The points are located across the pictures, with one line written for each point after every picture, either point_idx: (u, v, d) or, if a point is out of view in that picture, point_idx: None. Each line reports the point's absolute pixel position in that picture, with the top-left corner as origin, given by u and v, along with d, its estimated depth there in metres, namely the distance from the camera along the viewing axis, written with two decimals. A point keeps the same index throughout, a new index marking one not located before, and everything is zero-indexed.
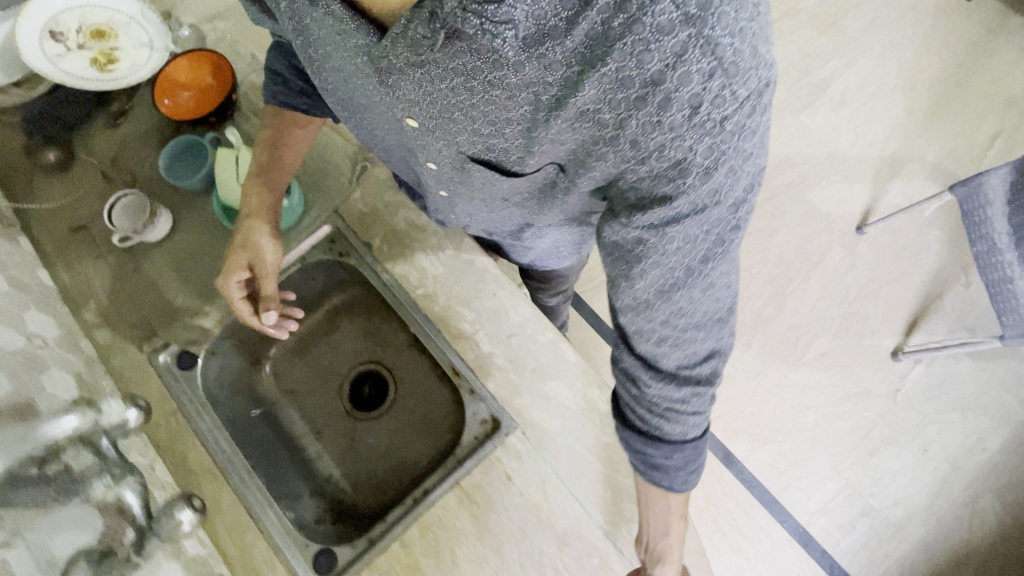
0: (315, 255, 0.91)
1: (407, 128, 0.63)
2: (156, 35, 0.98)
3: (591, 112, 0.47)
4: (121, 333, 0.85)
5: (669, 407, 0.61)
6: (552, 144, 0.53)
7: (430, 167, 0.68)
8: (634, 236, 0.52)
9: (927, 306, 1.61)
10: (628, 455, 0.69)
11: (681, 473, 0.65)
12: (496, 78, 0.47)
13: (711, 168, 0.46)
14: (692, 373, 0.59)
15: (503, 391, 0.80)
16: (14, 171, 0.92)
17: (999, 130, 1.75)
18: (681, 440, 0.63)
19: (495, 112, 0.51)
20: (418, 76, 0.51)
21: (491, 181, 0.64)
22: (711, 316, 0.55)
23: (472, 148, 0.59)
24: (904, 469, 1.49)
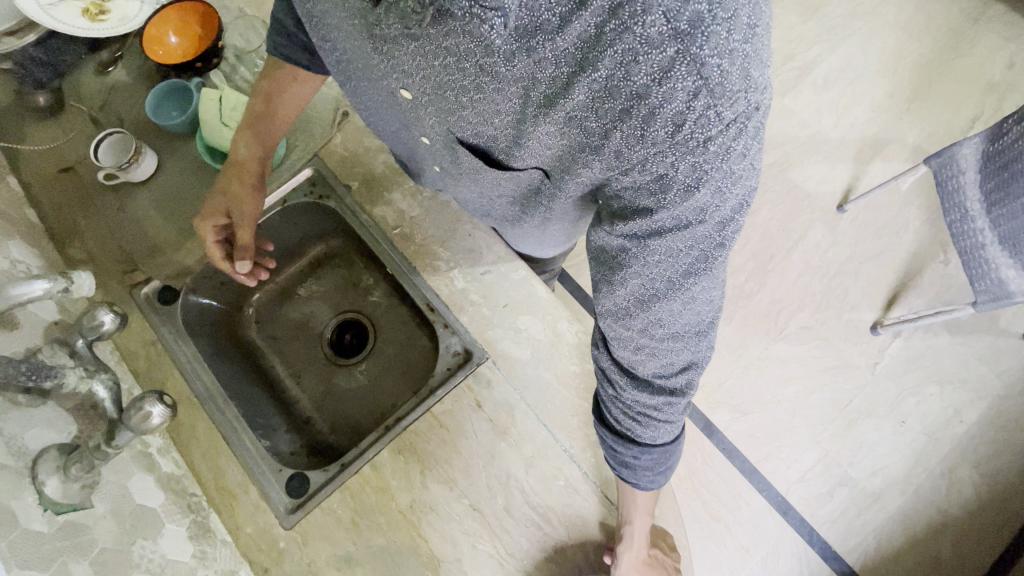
0: (295, 198, 0.93)
1: (406, 107, 0.67)
2: None
3: (577, 111, 0.49)
4: (103, 268, 0.87)
5: (644, 410, 0.63)
6: (541, 140, 0.56)
7: (423, 142, 0.72)
8: (617, 243, 0.54)
9: (906, 282, 1.63)
10: (603, 449, 0.70)
11: (648, 472, 0.66)
12: (488, 63, 0.50)
13: (693, 189, 0.47)
14: (667, 383, 0.60)
15: (476, 324, 0.82)
16: (4, 115, 0.94)
17: (978, 113, 1.79)
18: (648, 444, 0.65)
19: (489, 98, 0.55)
20: (417, 51, 0.55)
21: (484, 169, 0.67)
22: (693, 328, 0.56)
23: (464, 131, 0.63)
24: (881, 440, 1.52)
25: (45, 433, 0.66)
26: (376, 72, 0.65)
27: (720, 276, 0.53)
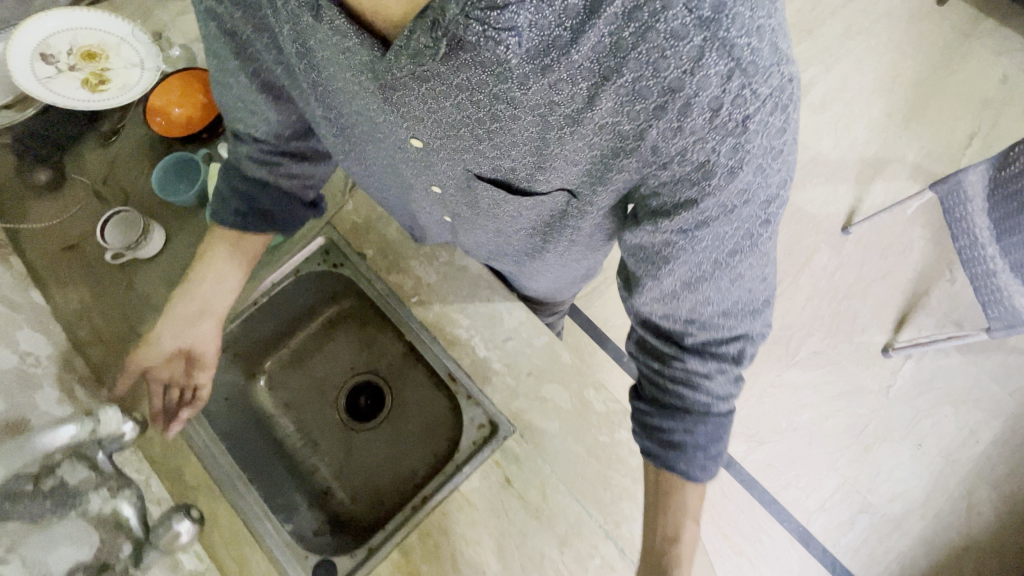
0: (308, 268, 0.92)
1: (412, 155, 0.63)
2: (147, 56, 0.99)
3: (604, 123, 0.46)
4: (114, 351, 0.86)
5: (693, 379, 0.59)
6: (564, 161, 0.53)
7: (433, 191, 0.68)
8: (660, 240, 0.52)
9: (915, 302, 1.63)
10: (639, 439, 0.65)
11: (699, 454, 0.60)
12: (501, 92, 0.46)
13: (738, 169, 0.45)
14: (719, 349, 0.57)
15: (500, 395, 0.80)
16: (3, 191, 0.92)
17: (975, 129, 1.81)
18: (708, 411, 0.59)
19: (506, 129, 0.51)
20: (421, 94, 0.50)
21: (503, 202, 0.63)
22: (745, 306, 0.54)
23: (479, 168, 0.59)
24: (899, 463, 1.51)
25: (69, 551, 0.62)
26: (375, 123, 0.61)
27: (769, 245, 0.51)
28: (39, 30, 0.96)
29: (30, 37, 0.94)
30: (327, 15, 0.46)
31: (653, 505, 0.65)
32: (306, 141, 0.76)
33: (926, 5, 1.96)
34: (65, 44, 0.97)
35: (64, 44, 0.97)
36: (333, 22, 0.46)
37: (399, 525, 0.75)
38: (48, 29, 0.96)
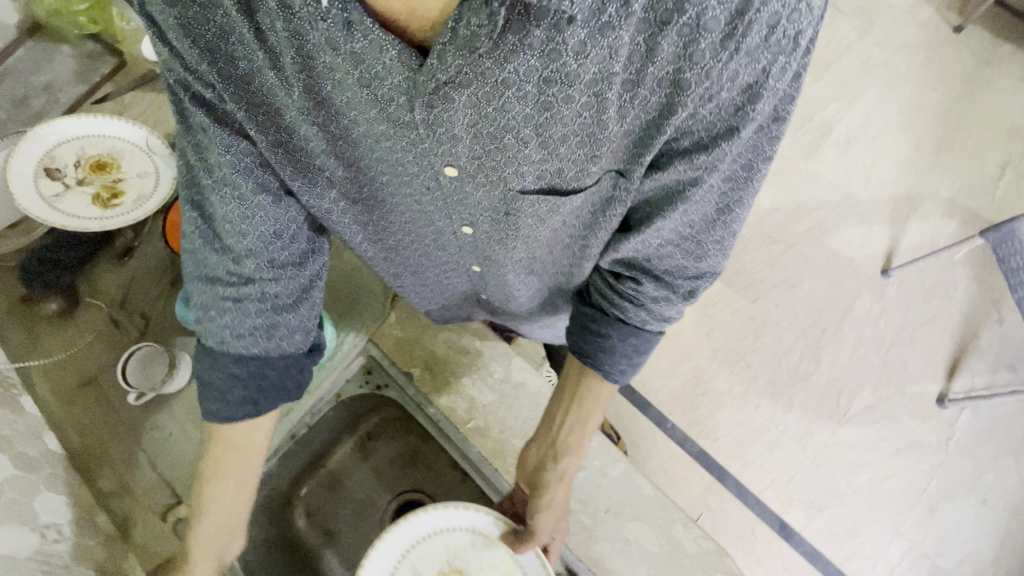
0: (348, 391, 0.87)
1: (446, 189, 0.55)
2: (163, 164, 0.92)
3: (663, 77, 0.41)
4: (141, 501, 0.77)
5: (642, 299, 0.63)
6: (614, 144, 0.47)
7: (465, 233, 0.62)
8: (689, 175, 0.49)
9: (965, 347, 1.56)
10: (572, 338, 0.70)
11: (621, 358, 0.66)
12: (554, 70, 0.40)
13: (781, 81, 0.42)
14: (670, 281, 0.61)
15: (576, 538, 0.72)
16: (8, 324, 0.83)
17: (1006, 160, 1.76)
18: (638, 327, 0.65)
19: (556, 120, 0.44)
20: (465, 103, 0.43)
21: (546, 216, 0.56)
22: (705, 245, 0.57)
23: (522, 181, 0.51)
24: (967, 523, 1.42)
25: None
26: (397, 160, 0.54)
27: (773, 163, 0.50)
28: (46, 143, 0.89)
29: (34, 152, 0.87)
30: (359, 28, 0.38)
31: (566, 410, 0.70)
32: (302, 270, 0.65)
33: (942, 33, 1.93)
34: (72, 155, 0.90)
35: (70, 155, 0.90)
36: (367, 37, 0.38)
37: None
38: (56, 141, 0.90)
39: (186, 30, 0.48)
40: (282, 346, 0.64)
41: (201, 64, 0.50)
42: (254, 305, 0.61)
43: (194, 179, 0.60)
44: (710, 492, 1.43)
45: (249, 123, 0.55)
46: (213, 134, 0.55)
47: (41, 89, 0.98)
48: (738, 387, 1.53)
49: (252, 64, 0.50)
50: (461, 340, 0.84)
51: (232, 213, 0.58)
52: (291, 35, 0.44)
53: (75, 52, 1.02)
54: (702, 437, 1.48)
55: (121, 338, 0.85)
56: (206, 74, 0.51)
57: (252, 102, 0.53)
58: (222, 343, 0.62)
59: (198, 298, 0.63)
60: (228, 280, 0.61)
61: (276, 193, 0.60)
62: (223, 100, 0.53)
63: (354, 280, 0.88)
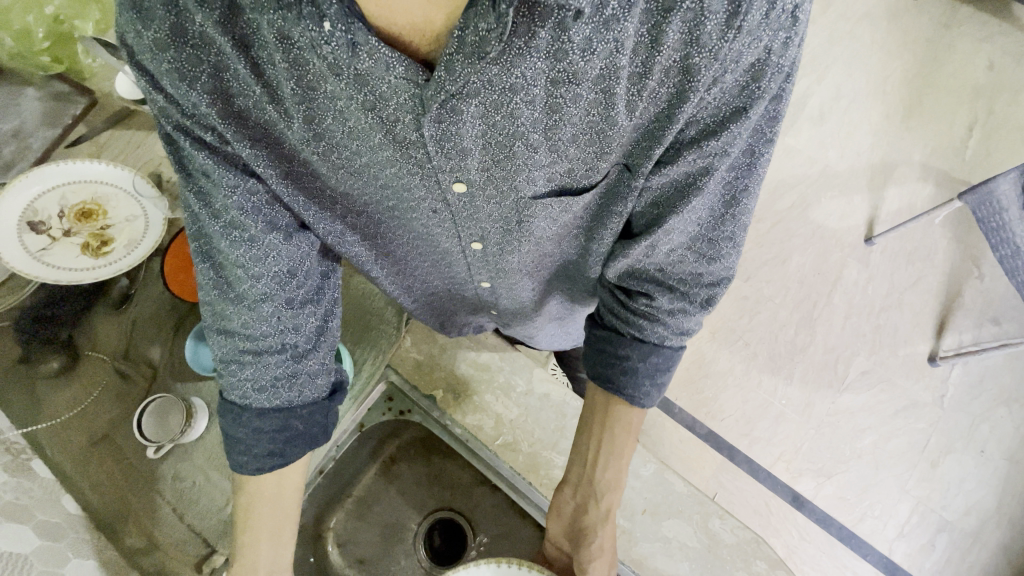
0: (371, 420, 0.83)
1: (454, 207, 0.55)
2: (152, 208, 0.89)
3: (671, 67, 0.39)
4: (172, 555, 0.74)
5: (657, 311, 0.61)
6: (622, 140, 0.46)
7: (475, 247, 0.62)
8: (698, 167, 0.47)
9: (950, 305, 1.62)
10: (592, 365, 0.68)
11: (646, 381, 0.64)
12: (560, 72, 0.39)
13: (787, 57, 0.40)
14: (690, 288, 0.59)
15: (618, 543, 0.72)
16: (10, 388, 0.80)
17: (973, 120, 1.81)
18: (657, 344, 0.63)
19: (560, 121, 0.44)
20: (473, 113, 0.42)
21: (557, 217, 0.56)
22: (719, 239, 0.55)
23: (532, 186, 0.51)
24: (967, 475, 1.48)
25: None
26: (403, 184, 0.54)
27: (775, 145, 0.48)
28: (26, 196, 0.85)
29: (14, 208, 0.84)
30: (365, 48, 0.37)
31: (597, 447, 0.68)
32: (319, 306, 0.62)
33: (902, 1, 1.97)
34: (54, 206, 0.86)
35: (53, 206, 0.86)
36: (373, 57, 0.37)
37: None
38: (35, 193, 0.86)
39: (180, 74, 0.45)
40: (305, 394, 0.61)
41: (201, 106, 0.47)
42: (275, 356, 0.58)
43: (201, 226, 0.55)
44: (723, 471, 1.47)
45: (258, 159, 0.52)
46: (219, 177, 0.51)
47: (9, 135, 0.92)
48: (739, 365, 1.56)
49: (250, 98, 0.47)
50: (480, 357, 0.84)
51: (246, 259, 0.54)
52: (290, 64, 0.43)
53: (40, 94, 0.95)
54: (710, 419, 1.51)
55: (132, 389, 0.83)
56: (206, 117, 0.48)
57: (261, 135, 0.51)
58: (243, 396, 0.59)
59: (215, 348, 0.59)
60: (247, 333, 0.58)
61: (287, 230, 0.57)
62: (227, 141, 0.50)
63: (364, 308, 0.89)
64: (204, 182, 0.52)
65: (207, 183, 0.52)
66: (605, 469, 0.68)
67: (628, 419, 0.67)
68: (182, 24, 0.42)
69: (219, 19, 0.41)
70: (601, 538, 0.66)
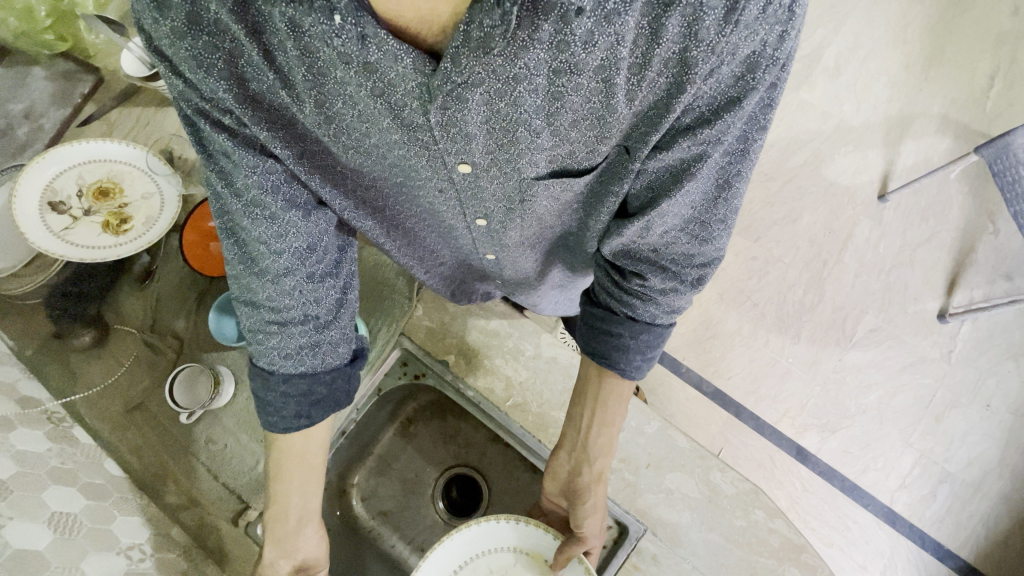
0: (388, 384, 0.86)
1: (459, 187, 0.56)
2: (166, 185, 0.91)
3: (669, 58, 0.40)
4: (210, 512, 0.81)
5: (649, 291, 0.63)
6: (623, 125, 0.47)
7: (479, 224, 0.64)
8: (692, 153, 0.48)
9: (963, 262, 1.61)
10: (583, 339, 0.71)
11: (635, 356, 0.67)
12: (561, 62, 0.40)
13: (783, 50, 0.41)
14: (681, 268, 0.61)
15: (623, 494, 0.77)
16: (42, 362, 0.84)
17: (996, 68, 1.74)
18: (648, 323, 0.65)
19: (562, 108, 0.45)
20: (478, 101, 0.43)
21: (559, 196, 0.57)
22: (711, 222, 0.56)
23: (535, 167, 0.52)
24: (971, 428, 1.51)
25: None
26: (411, 165, 0.55)
27: (768, 133, 0.49)
28: (44, 176, 0.87)
29: (35, 188, 0.86)
30: (374, 40, 0.38)
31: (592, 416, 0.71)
32: (339, 279, 0.65)
33: None
34: (72, 185, 0.89)
35: (71, 185, 0.89)
36: (382, 49, 0.39)
37: None
38: (52, 173, 0.88)
39: (198, 60, 0.46)
40: (330, 359, 0.64)
41: (219, 90, 0.48)
42: (299, 327, 0.61)
43: (223, 206, 0.57)
44: (729, 427, 1.51)
45: (274, 141, 0.53)
46: (239, 158, 0.53)
47: (23, 116, 0.95)
48: (747, 326, 1.58)
49: (264, 84, 0.48)
50: (489, 324, 0.87)
51: (268, 236, 0.57)
52: (302, 53, 0.44)
53: (49, 74, 0.98)
54: (716, 377, 1.54)
55: (162, 360, 0.88)
56: (224, 100, 0.50)
57: (274, 120, 0.52)
58: (270, 362, 0.62)
59: (243, 319, 0.62)
60: (272, 305, 0.60)
61: (305, 207, 0.60)
62: (244, 124, 0.52)
63: (376, 278, 0.91)
64: (223, 162, 0.54)
65: (228, 165, 0.54)
66: (593, 439, 0.71)
67: (617, 389, 0.70)
68: (197, 12, 0.43)
69: (232, 8, 0.42)
70: (593, 498, 0.70)
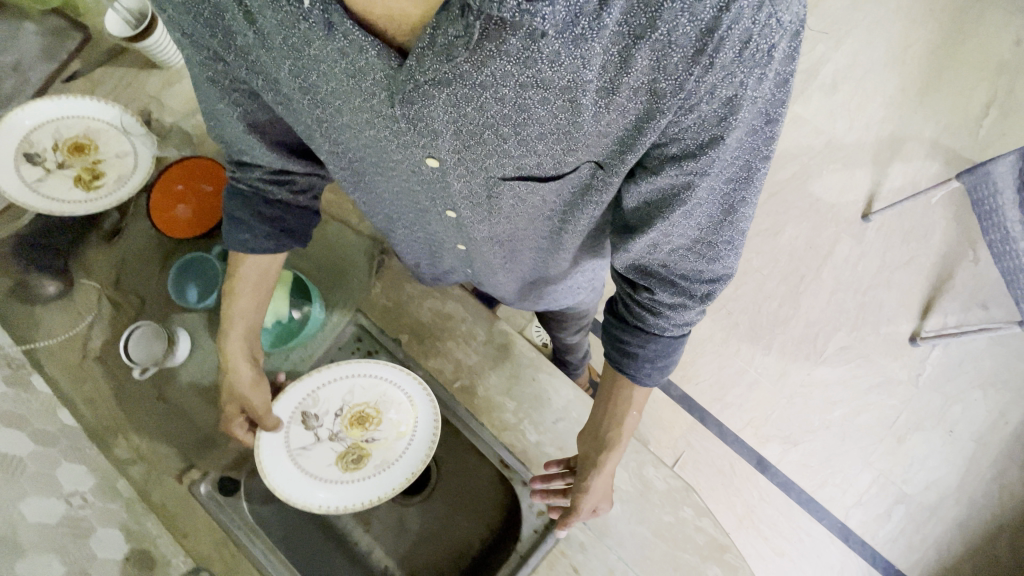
0: (340, 357, 0.88)
1: (429, 177, 0.57)
2: (140, 143, 0.93)
3: (639, 88, 0.42)
4: (156, 468, 0.82)
5: (657, 304, 0.62)
6: (594, 140, 0.48)
7: (449, 215, 0.64)
8: (680, 181, 0.48)
9: (940, 287, 1.61)
10: (606, 346, 0.69)
11: (648, 364, 0.65)
12: (530, 77, 0.41)
13: (763, 90, 0.41)
14: (690, 285, 0.60)
15: None
16: (9, 308, 0.87)
17: (993, 97, 1.74)
18: (658, 333, 0.63)
19: (529, 121, 0.46)
20: (445, 101, 0.44)
21: (526, 197, 0.57)
22: (716, 241, 0.54)
23: (503, 170, 0.53)
24: (932, 452, 1.52)
25: None
26: (383, 148, 0.56)
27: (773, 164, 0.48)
28: (19, 128, 0.89)
29: (11, 137, 0.88)
30: (340, 28, 0.41)
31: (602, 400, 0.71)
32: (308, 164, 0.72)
33: None
34: (48, 138, 0.91)
35: (47, 138, 0.91)
36: (348, 37, 0.41)
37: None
38: (28, 125, 0.90)
39: (188, 8, 0.50)
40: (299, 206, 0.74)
41: (197, 28, 0.53)
42: (275, 187, 0.71)
43: (209, 106, 0.64)
44: (692, 432, 1.52)
45: (252, 81, 0.57)
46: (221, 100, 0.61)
47: (9, 69, 0.96)
48: (719, 333, 1.59)
49: (247, 40, 0.50)
50: (445, 306, 0.87)
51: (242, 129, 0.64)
52: (282, 24, 0.45)
53: (40, 30, 0.99)
54: (685, 382, 1.56)
55: (123, 318, 0.89)
56: (206, 41, 0.54)
57: (253, 70, 0.55)
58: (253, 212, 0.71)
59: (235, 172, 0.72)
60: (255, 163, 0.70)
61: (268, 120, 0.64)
62: (220, 59, 0.56)
63: (337, 253, 0.90)
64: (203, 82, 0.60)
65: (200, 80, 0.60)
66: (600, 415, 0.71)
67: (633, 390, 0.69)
68: None
69: None
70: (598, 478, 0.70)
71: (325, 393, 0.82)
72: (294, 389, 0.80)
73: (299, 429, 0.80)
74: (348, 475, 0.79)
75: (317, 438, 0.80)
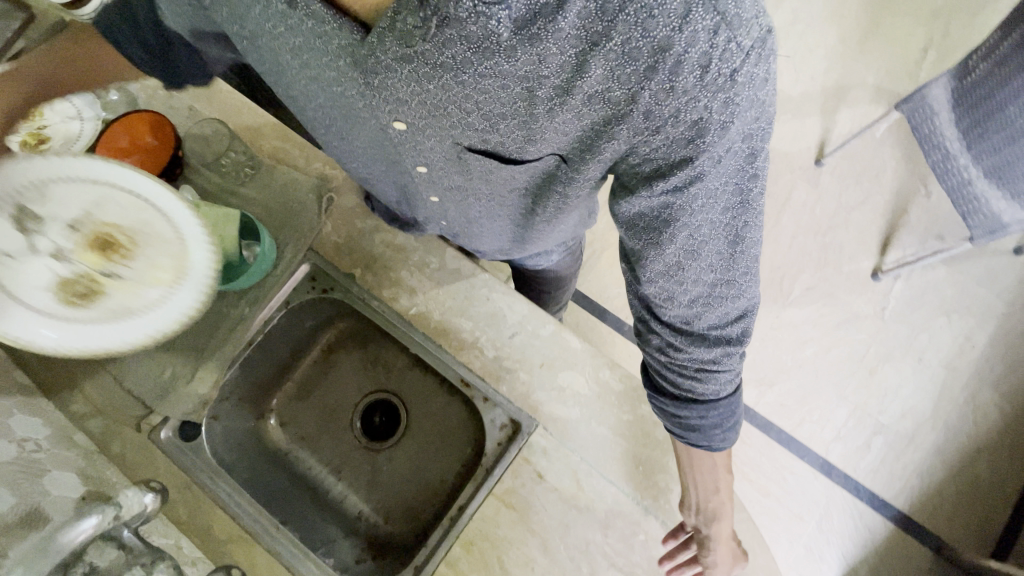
0: (297, 297, 0.90)
1: (396, 139, 0.60)
2: (84, 105, 0.94)
3: (593, 95, 0.43)
4: (114, 420, 0.82)
5: (699, 370, 0.59)
6: (554, 135, 0.50)
7: (420, 170, 0.65)
8: (660, 201, 0.48)
9: (896, 223, 1.66)
10: (661, 417, 0.68)
11: (717, 430, 0.64)
12: (486, 68, 0.43)
13: (733, 117, 0.42)
14: (722, 333, 0.56)
15: (517, 392, 0.80)
16: None
17: (928, 41, 1.81)
18: (712, 399, 0.61)
19: (489, 106, 0.48)
20: (407, 77, 0.47)
21: (495, 173, 0.59)
22: (732, 278, 0.52)
23: (468, 140, 0.54)
24: (904, 381, 1.55)
25: None
26: (348, 102, 0.57)
27: (763, 181, 0.48)
28: None
29: None
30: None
31: (687, 470, 0.70)
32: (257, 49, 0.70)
33: None
34: None
35: None
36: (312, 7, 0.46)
37: (475, 493, 0.76)
38: None
39: None
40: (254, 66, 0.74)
41: None
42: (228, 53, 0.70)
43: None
44: None
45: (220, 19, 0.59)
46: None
47: None
48: None
49: None
50: (397, 238, 0.88)
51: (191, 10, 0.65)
52: None
53: None
54: None
55: None
56: None
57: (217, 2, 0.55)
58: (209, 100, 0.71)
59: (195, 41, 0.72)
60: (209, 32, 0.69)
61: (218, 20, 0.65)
62: None
63: (285, 195, 0.89)
64: None
65: None
66: (695, 484, 0.70)
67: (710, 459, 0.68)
68: None
69: None
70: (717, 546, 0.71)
71: (62, 193, 0.65)
72: (10, 169, 0.63)
73: (8, 227, 0.63)
74: (71, 308, 0.64)
75: (34, 247, 0.64)
